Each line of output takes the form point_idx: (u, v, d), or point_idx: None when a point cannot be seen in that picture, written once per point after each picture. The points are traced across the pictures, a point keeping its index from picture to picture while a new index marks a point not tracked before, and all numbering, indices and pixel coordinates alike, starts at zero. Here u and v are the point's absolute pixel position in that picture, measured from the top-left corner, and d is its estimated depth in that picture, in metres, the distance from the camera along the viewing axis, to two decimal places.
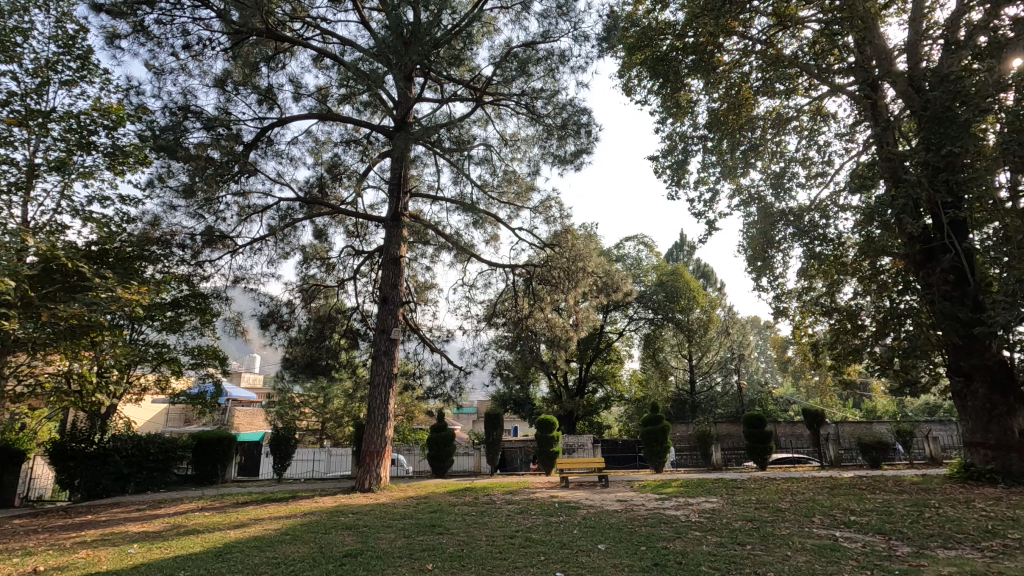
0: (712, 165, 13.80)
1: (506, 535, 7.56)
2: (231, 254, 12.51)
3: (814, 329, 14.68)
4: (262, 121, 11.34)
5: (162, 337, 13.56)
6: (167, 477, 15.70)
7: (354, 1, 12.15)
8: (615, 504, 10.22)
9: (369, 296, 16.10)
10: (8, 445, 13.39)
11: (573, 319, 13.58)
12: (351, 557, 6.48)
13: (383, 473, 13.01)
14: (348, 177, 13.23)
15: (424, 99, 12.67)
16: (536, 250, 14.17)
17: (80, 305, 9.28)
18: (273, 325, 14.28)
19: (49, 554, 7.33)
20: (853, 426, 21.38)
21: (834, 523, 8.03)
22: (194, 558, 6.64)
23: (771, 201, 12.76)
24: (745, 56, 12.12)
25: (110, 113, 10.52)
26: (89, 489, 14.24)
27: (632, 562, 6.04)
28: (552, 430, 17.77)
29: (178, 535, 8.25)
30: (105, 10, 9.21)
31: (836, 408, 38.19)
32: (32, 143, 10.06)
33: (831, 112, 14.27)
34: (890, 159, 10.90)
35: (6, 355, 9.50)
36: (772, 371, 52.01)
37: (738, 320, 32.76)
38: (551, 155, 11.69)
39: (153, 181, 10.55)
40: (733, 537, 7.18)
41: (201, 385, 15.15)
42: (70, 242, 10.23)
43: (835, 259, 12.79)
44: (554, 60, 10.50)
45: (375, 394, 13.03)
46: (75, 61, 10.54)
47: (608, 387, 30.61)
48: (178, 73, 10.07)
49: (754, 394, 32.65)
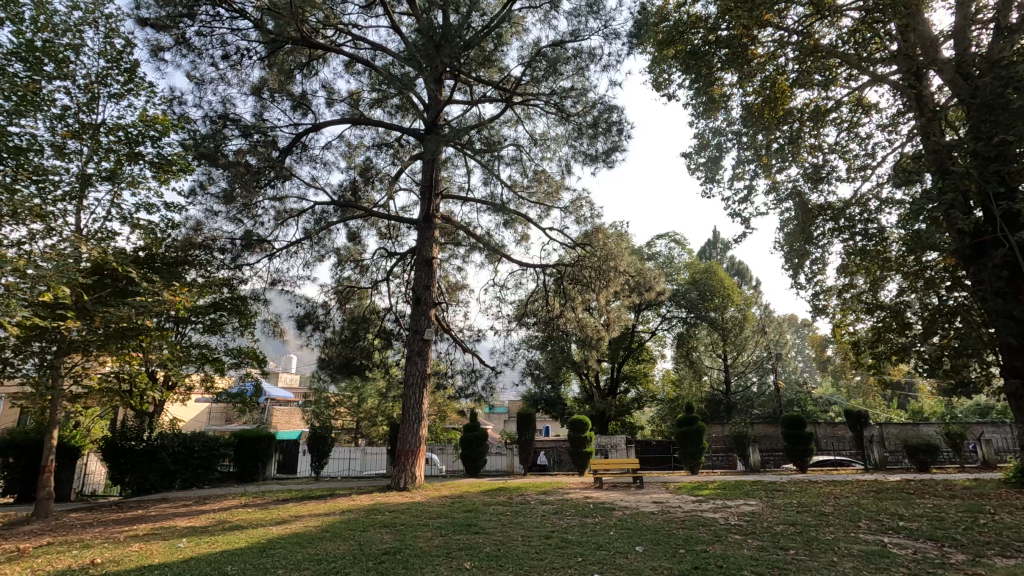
0: (748, 161, 13.47)
1: (542, 535, 7.56)
2: (269, 258, 12.90)
3: (856, 327, 14.19)
4: (297, 127, 11.66)
5: (206, 338, 14.05)
6: (211, 474, 16.24)
7: (385, 5, 12.36)
8: (651, 505, 10.17)
9: (402, 297, 16.35)
10: (64, 443, 14.04)
11: (604, 318, 13.50)
12: (390, 554, 6.59)
13: (417, 472, 13.15)
14: (381, 180, 13.52)
15: (454, 101, 12.80)
16: (567, 251, 14.12)
17: (130, 309, 9.77)
18: (309, 326, 14.50)
19: (106, 547, 7.62)
20: (899, 428, 20.63)
21: (881, 528, 7.76)
22: (239, 553, 6.84)
23: (809, 196, 12.41)
24: (781, 47, 11.74)
25: (155, 123, 10.90)
26: (139, 485, 14.84)
27: (671, 565, 5.96)
28: (585, 430, 17.59)
29: (223, 530, 8.52)
30: (150, 24, 9.63)
31: (880, 408, 36.86)
32: (84, 155, 10.52)
33: (872, 103, 13.77)
34: (937, 151, 10.45)
35: (64, 357, 10.07)
36: (811, 371, 50.58)
37: (775, 319, 32.07)
38: (582, 154, 11.65)
39: (195, 189, 10.95)
40: (776, 541, 7.01)
41: (241, 385, 15.60)
42: (119, 248, 10.64)
43: (879, 254, 12.31)
44: (583, 58, 10.48)
45: (409, 394, 13.18)
46: (122, 75, 10.97)
47: (640, 387, 30.49)
48: (218, 82, 10.50)
49: (793, 395, 31.84)
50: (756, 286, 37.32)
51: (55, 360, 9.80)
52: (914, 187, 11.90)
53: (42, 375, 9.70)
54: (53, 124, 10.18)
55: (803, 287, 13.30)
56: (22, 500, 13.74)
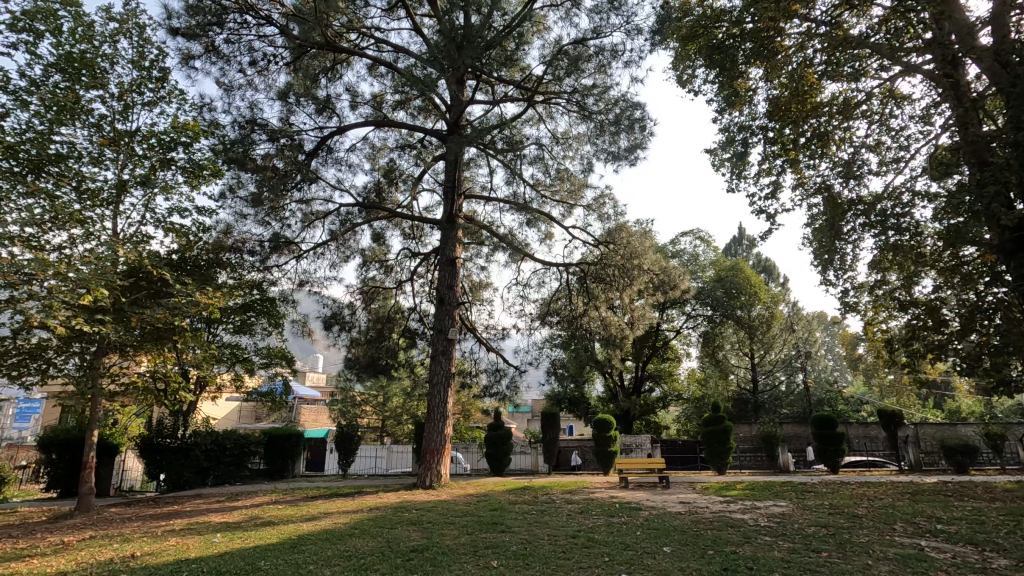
0: (774, 156, 13.20)
1: (569, 535, 7.53)
2: (296, 259, 13.15)
3: (889, 324, 13.82)
4: (322, 130, 11.87)
5: (236, 338, 14.38)
6: (241, 471, 16.61)
7: (407, 8, 12.49)
8: (679, 505, 10.09)
9: (426, 297, 16.50)
10: (104, 440, 14.53)
11: (628, 317, 13.44)
12: (418, 552, 6.66)
13: (442, 471, 13.24)
14: (404, 181, 13.67)
15: (476, 101, 12.83)
16: (591, 249, 14.00)
17: (165, 310, 10.13)
18: (336, 326, 14.71)
19: (145, 541, 7.86)
20: (936, 429, 20.01)
21: (918, 531, 7.56)
22: (271, 548, 7.00)
23: (839, 191, 12.11)
24: (808, 39, 11.49)
25: (186, 129, 11.20)
26: (173, 481, 15.27)
27: (701, 566, 5.90)
28: (609, 430, 17.48)
29: (255, 526, 8.72)
30: (181, 33, 9.92)
31: (915, 408, 35.85)
32: (120, 162, 10.87)
33: (903, 94, 13.38)
34: (974, 141, 10.08)
35: (103, 356, 10.47)
36: (841, 370, 49.41)
37: (804, 318, 31.44)
38: (604, 152, 11.56)
39: (225, 193, 11.23)
40: (808, 544, 6.86)
41: (270, 384, 15.92)
42: (154, 251, 10.99)
43: (912, 248, 11.99)
44: (605, 56, 10.44)
45: (434, 393, 13.31)
46: (155, 83, 11.30)
47: (665, 386, 30.12)
48: (246, 88, 10.76)
49: (823, 394, 31.15)
50: (783, 283, 36.68)
51: (94, 360, 10.14)
52: (950, 180, 11.53)
53: (83, 375, 10.10)
54: (91, 132, 10.54)
55: (832, 284, 12.99)
56: (64, 495, 14.25)
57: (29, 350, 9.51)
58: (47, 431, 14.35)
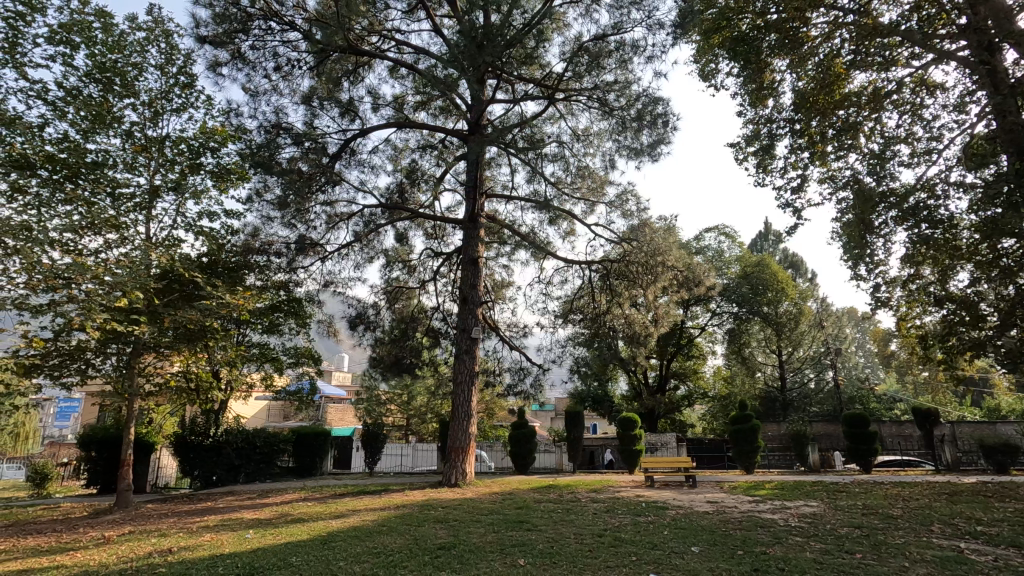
0: (801, 149, 12.92)
1: (595, 534, 7.49)
2: (321, 261, 13.36)
3: (923, 320, 13.43)
4: (345, 133, 12.03)
5: (265, 338, 14.69)
6: (272, 468, 16.97)
7: (427, 8, 12.58)
8: (706, 505, 9.95)
9: (449, 296, 16.58)
10: (140, 438, 14.98)
11: (652, 314, 13.34)
12: (445, 549, 6.72)
13: (467, 469, 13.30)
14: (426, 181, 13.77)
15: (497, 100, 12.84)
16: (613, 246, 13.86)
17: (197, 312, 10.43)
18: (361, 326, 14.90)
19: (180, 537, 8.07)
20: (975, 427, 19.30)
21: (957, 533, 7.34)
22: (303, 545, 7.14)
23: (869, 184, 11.81)
24: (836, 29, 11.22)
25: (215, 134, 11.46)
26: (207, 478, 15.70)
27: (731, 566, 5.83)
28: (635, 428, 17.31)
29: (286, 522, 8.91)
30: (208, 41, 10.17)
31: (952, 407, 34.68)
32: (153, 168, 11.19)
33: (937, 83, 12.96)
34: (1012, 128, 9.71)
35: (139, 357, 10.80)
36: (873, 367, 48.16)
37: (833, 314, 30.75)
38: (626, 148, 11.49)
39: (252, 196, 11.47)
40: (841, 545, 6.73)
41: (299, 383, 16.20)
42: (186, 254, 11.28)
43: (948, 242, 11.59)
44: (626, 50, 10.28)
45: (459, 391, 13.38)
46: (183, 90, 11.58)
47: (691, 384, 29.84)
48: (271, 93, 10.97)
49: (855, 391, 30.36)
50: (811, 279, 35.94)
51: (131, 360, 10.47)
52: (987, 170, 11.17)
53: (121, 375, 10.45)
54: (124, 140, 10.86)
55: (863, 279, 12.69)
56: (103, 491, 14.74)
57: (69, 352, 9.80)
58: (87, 429, 14.85)
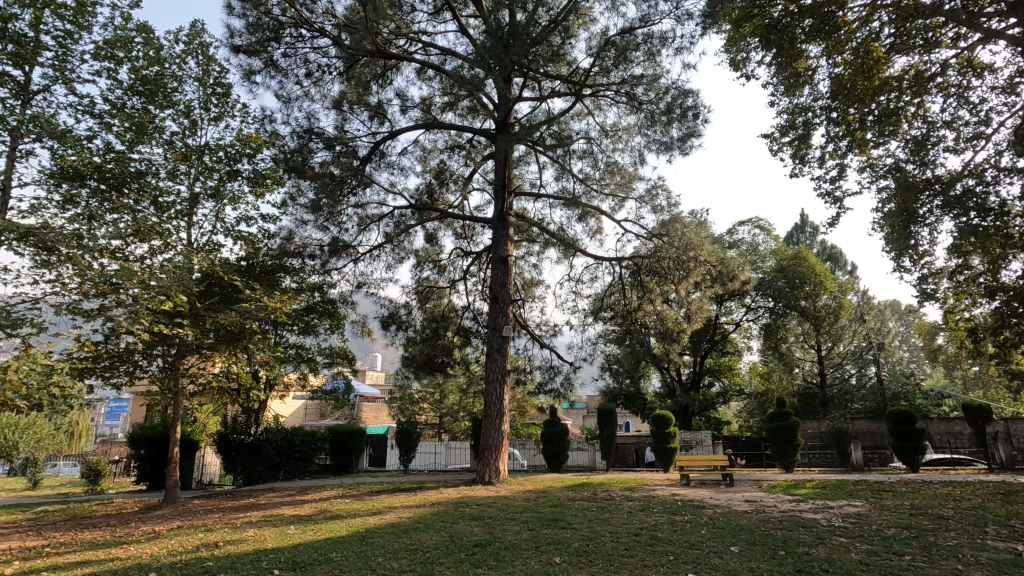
0: (839, 138, 12.53)
1: (630, 532, 7.44)
2: (354, 262, 13.60)
3: (972, 312, 12.89)
4: (375, 135, 12.20)
5: (302, 339, 15.04)
6: (310, 466, 17.37)
7: (453, 9, 12.65)
8: (745, 504, 9.69)
9: (480, 295, 16.65)
10: (185, 436, 15.53)
11: (685, 310, 13.08)
12: (481, 546, 6.77)
13: (500, 466, 13.34)
14: (455, 181, 13.87)
15: (524, 98, 12.83)
16: (643, 242, 13.65)
17: (236, 314, 10.76)
18: (394, 325, 15.12)
19: (225, 532, 8.34)
20: None
21: (1013, 535, 7.00)
22: (342, 540, 7.30)
23: (910, 171, 11.40)
24: (873, 12, 10.84)
25: (250, 141, 11.78)
26: (249, 475, 16.15)
27: (772, 567, 5.69)
28: (669, 426, 17.05)
29: (325, 519, 9.11)
30: (243, 50, 10.48)
31: (1005, 403, 33.05)
32: (193, 176, 11.57)
33: (985, 64, 12.36)
34: None
35: (183, 358, 11.20)
36: (919, 361, 46.32)
37: (875, 307, 29.70)
38: (656, 142, 11.34)
39: (287, 201, 11.75)
40: (888, 545, 6.52)
41: (334, 382, 16.51)
42: (225, 258, 11.66)
43: (999, 229, 11.06)
44: (654, 43, 10.11)
45: (490, 389, 13.42)
46: (220, 99, 11.93)
47: (726, 381, 29.26)
48: (304, 99, 11.22)
49: (900, 387, 29.26)
50: (851, 271, 34.78)
51: (175, 361, 10.85)
52: None
53: (166, 376, 10.84)
54: (166, 149, 11.26)
55: (907, 271, 12.23)
56: (153, 487, 15.34)
57: (119, 353, 10.23)
58: (136, 428, 15.48)
